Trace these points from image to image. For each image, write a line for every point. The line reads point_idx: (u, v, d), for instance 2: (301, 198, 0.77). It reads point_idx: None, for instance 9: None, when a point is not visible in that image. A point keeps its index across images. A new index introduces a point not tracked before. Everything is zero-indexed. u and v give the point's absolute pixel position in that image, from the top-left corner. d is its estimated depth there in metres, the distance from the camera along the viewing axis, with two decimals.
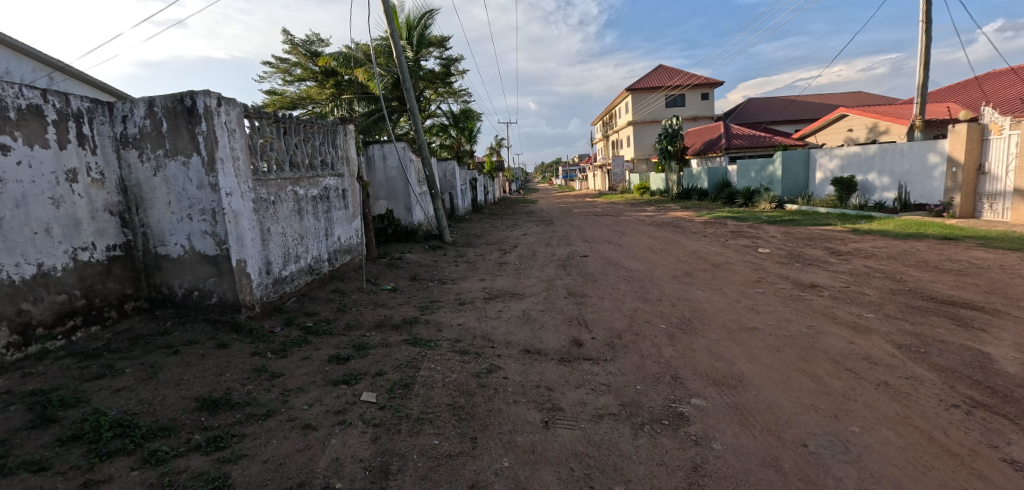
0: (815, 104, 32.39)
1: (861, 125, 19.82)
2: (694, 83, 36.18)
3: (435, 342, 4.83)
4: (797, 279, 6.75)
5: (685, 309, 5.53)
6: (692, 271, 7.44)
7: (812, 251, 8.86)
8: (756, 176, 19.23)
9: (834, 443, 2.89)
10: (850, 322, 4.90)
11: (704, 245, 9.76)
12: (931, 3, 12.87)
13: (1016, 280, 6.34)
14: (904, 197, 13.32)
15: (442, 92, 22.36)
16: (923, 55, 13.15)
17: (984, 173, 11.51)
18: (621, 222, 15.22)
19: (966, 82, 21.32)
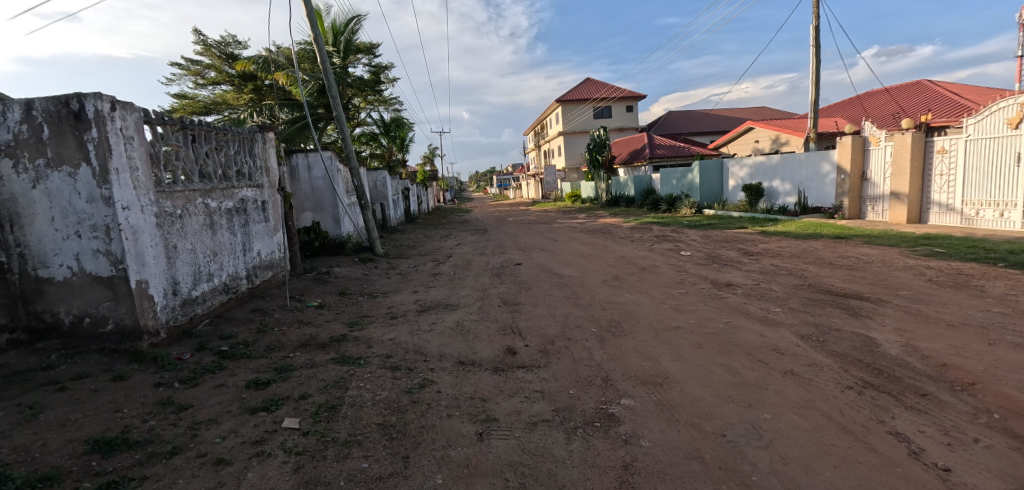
0: (727, 118, 35.02)
1: (766, 137, 21.71)
2: (619, 96, 37.91)
3: (365, 359, 4.64)
4: (715, 279, 7.21)
5: (615, 312, 5.72)
6: (621, 275, 7.73)
7: (728, 252, 9.53)
8: (677, 184, 20.40)
9: (749, 431, 3.09)
10: (761, 317, 5.29)
11: (632, 249, 10.19)
12: (820, 27, 14.38)
13: (896, 272, 7.18)
14: (803, 201, 14.68)
15: (372, 100, 21.80)
16: (815, 74, 14.64)
17: (867, 180, 12.96)
18: (554, 230, 15.55)
19: (850, 99, 24.02)
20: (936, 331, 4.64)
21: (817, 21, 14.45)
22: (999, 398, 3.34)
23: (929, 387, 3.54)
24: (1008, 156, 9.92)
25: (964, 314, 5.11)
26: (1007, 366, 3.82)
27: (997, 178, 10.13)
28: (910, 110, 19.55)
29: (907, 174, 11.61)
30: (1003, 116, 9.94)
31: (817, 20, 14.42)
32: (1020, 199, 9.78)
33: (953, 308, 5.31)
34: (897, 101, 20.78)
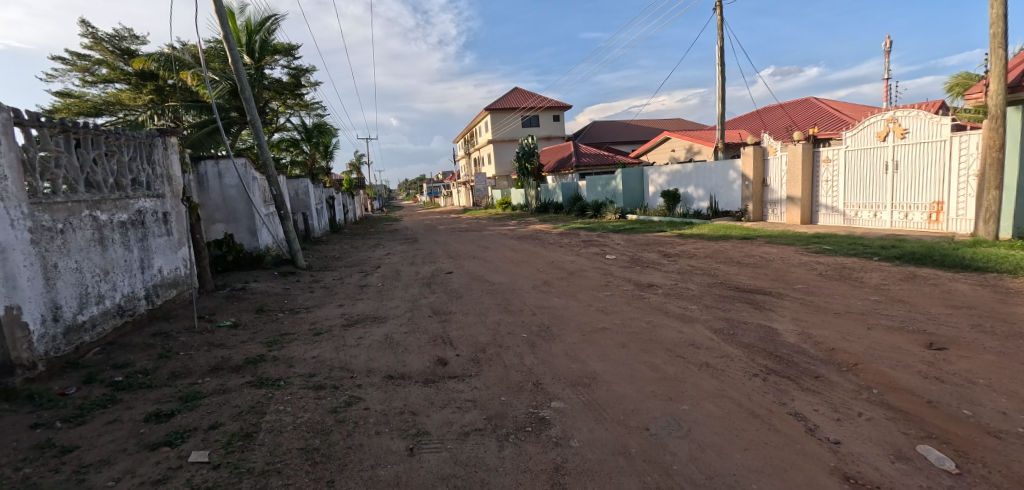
0: (645, 128, 37.02)
1: (681, 146, 23.21)
2: (545, 105, 38.88)
3: (285, 380, 4.36)
4: (638, 280, 7.56)
5: (544, 316, 5.82)
6: (550, 279, 7.89)
7: (650, 254, 10.05)
8: (602, 190, 21.23)
9: (670, 423, 3.25)
10: (679, 314, 5.61)
11: (561, 255, 10.46)
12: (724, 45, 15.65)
13: (794, 268, 7.93)
14: (714, 206, 15.83)
15: (292, 104, 20.72)
16: (721, 88, 15.89)
17: (767, 185, 14.21)
18: (485, 237, 15.58)
19: (751, 114, 26.34)
20: (826, 320, 5.17)
21: (721, 40, 15.74)
22: (877, 375, 3.78)
23: (821, 369, 3.94)
24: (879, 164, 11.31)
25: (849, 304, 5.73)
26: (883, 347, 4.34)
27: (871, 183, 11.51)
28: (801, 125, 21.79)
29: (800, 180, 12.89)
30: (874, 129, 11.34)
31: (721, 39, 15.71)
32: (889, 201, 11.18)
33: (839, 299, 5.94)
34: (790, 116, 23.09)
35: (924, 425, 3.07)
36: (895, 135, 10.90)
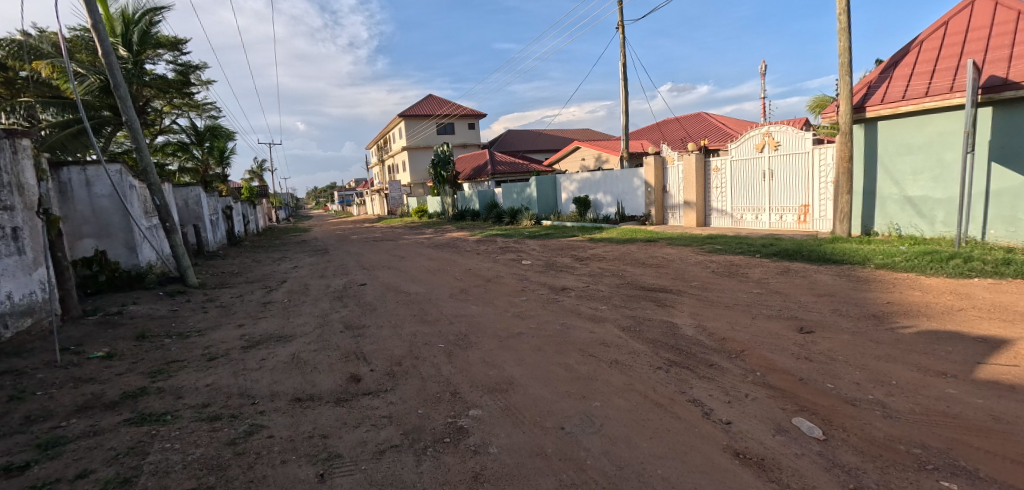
0: (557, 137, 38.33)
1: (590, 155, 24.32)
2: (459, 113, 38.83)
3: (173, 414, 3.92)
4: (552, 284, 7.77)
5: (462, 325, 5.78)
6: (467, 287, 7.85)
7: (563, 259, 10.38)
8: (517, 197, 21.59)
9: (584, 420, 3.37)
10: (590, 315, 5.85)
11: (478, 262, 10.47)
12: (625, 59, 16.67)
13: (691, 267, 8.60)
14: (621, 210, 16.75)
15: (180, 104, 18.77)
16: (624, 100, 16.91)
17: (667, 192, 15.30)
18: (401, 246, 15.19)
19: (651, 126, 28.32)
20: (719, 312, 5.66)
21: (623, 56, 16.75)
22: (760, 359, 4.21)
23: (715, 358, 4.30)
24: (758, 172, 12.65)
25: (737, 297, 6.33)
26: (764, 334, 4.85)
27: (753, 189, 12.83)
28: (694, 138, 23.81)
29: (695, 186, 14.04)
30: (754, 142, 12.66)
31: (623, 55, 16.74)
32: (767, 205, 12.54)
33: (729, 293, 6.54)
34: (685, 130, 25.15)
35: (798, 399, 3.47)
36: (770, 147, 12.27)
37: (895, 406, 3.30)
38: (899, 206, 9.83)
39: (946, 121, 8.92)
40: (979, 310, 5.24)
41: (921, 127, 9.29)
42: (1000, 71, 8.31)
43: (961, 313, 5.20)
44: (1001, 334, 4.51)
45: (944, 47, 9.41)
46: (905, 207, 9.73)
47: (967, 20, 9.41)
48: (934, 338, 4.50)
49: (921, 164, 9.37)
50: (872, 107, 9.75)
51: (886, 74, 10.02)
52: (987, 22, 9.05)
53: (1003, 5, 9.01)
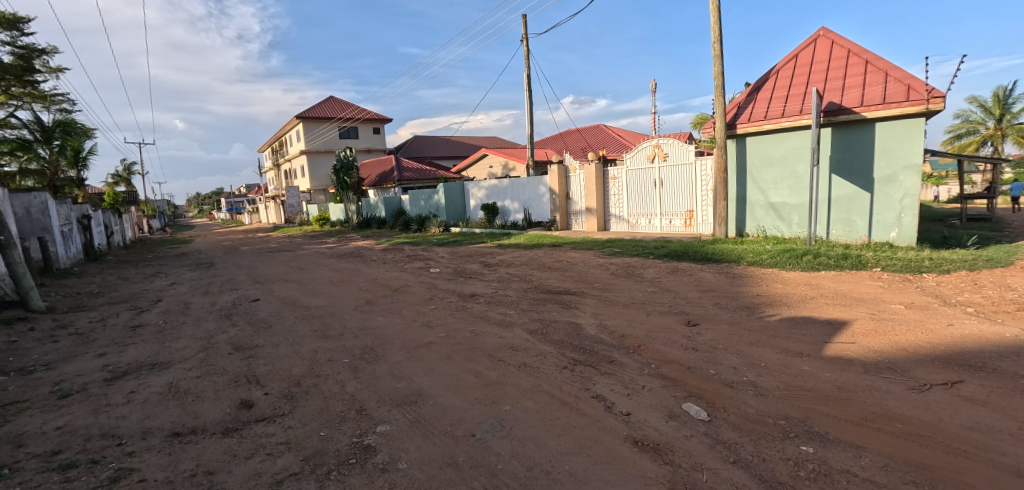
0: (464, 144, 38.44)
1: (498, 163, 24.70)
2: (362, 117, 37.41)
3: (13, 466, 3.32)
4: (461, 291, 7.76)
5: (368, 338, 5.56)
6: (373, 298, 7.57)
7: (472, 265, 10.42)
8: (424, 205, 21.26)
9: (494, 425, 3.41)
10: (499, 320, 5.93)
11: (384, 271, 10.14)
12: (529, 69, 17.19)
13: (594, 269, 9.06)
14: (528, 216, 17.19)
15: (20, 95, 16.01)
16: (529, 110, 17.41)
17: (570, 199, 15.99)
18: (299, 256, 14.25)
19: (555, 136, 29.49)
20: (618, 311, 6.03)
21: (527, 68, 17.27)
22: (654, 353, 4.56)
23: (615, 354, 4.58)
24: (650, 180, 13.68)
25: (633, 296, 6.79)
26: (657, 328, 5.26)
27: (646, 196, 13.83)
28: (595, 148, 25.19)
29: (595, 193, 14.82)
30: (646, 153, 13.67)
31: (527, 67, 17.26)
32: (658, 210, 13.60)
33: (627, 293, 6.99)
34: (586, 140, 26.53)
35: (686, 386, 3.80)
36: (660, 158, 13.34)
37: (764, 385, 3.75)
38: (764, 211, 11.18)
39: (798, 138, 10.36)
40: (827, 298, 6.13)
41: (780, 143, 10.68)
42: (836, 99, 9.86)
43: (813, 301, 6.04)
44: (842, 317, 5.32)
45: (795, 74, 10.89)
46: (769, 212, 11.10)
47: (812, 52, 10.97)
48: (794, 324, 5.18)
49: (781, 175, 10.75)
50: (742, 124, 11.01)
51: (752, 95, 11.35)
52: (826, 56, 10.64)
53: (838, 42, 10.65)
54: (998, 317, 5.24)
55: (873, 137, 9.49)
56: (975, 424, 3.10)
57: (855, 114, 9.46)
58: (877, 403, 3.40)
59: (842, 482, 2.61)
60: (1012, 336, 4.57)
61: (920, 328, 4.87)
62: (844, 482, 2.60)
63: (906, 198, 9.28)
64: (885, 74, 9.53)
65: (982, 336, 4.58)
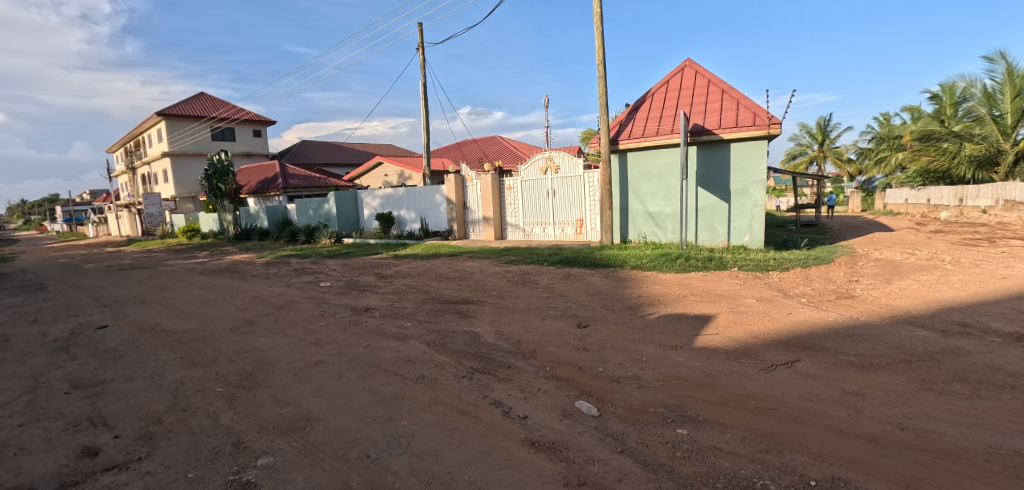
0: (357, 151, 36.91)
1: (393, 172, 24.10)
2: (240, 117, 34.17)
3: None
4: (354, 305, 7.40)
5: (246, 361, 5.04)
6: (252, 318, 6.90)
7: (366, 277, 10.01)
8: (313, 214, 19.99)
9: (390, 443, 3.28)
10: (394, 334, 5.75)
11: (266, 287, 9.34)
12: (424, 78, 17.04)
13: (491, 277, 9.18)
14: (425, 226, 16.96)
15: None
16: (425, 119, 17.24)
17: (467, 208, 16.06)
18: (161, 274, 12.58)
19: (451, 145, 29.52)
20: (514, 318, 6.18)
21: (423, 76, 17.10)
22: (548, 355, 4.74)
23: (511, 360, 4.68)
24: (544, 191, 14.24)
25: (529, 302, 7.01)
26: (551, 332, 5.48)
27: (539, 205, 14.37)
28: (491, 158, 25.65)
29: (492, 203, 15.07)
30: (539, 165, 14.21)
31: (423, 75, 17.09)
32: (551, 219, 14.20)
33: (523, 299, 7.20)
34: (483, 151, 26.94)
35: (578, 385, 4.01)
36: (551, 170, 13.96)
37: (646, 378, 4.08)
38: (644, 219, 12.20)
39: (670, 154, 11.50)
40: (696, 296, 6.86)
41: (656, 158, 11.75)
42: (699, 121, 11.13)
43: (686, 299, 6.73)
44: (708, 312, 6.00)
45: (667, 97, 12.08)
46: (648, 220, 12.13)
47: (680, 79, 12.25)
48: (670, 320, 5.72)
49: (657, 187, 11.83)
50: (623, 140, 11.92)
51: (631, 115, 12.37)
52: (691, 83, 11.96)
53: (700, 72, 12.03)
54: (824, 305, 6.28)
55: (729, 155, 10.83)
56: (809, 394, 3.67)
57: (714, 135, 10.74)
58: (736, 385, 3.88)
59: (710, 456, 2.93)
60: (834, 320, 5.50)
61: (768, 317, 5.66)
62: (712, 457, 2.92)
63: (755, 207, 10.70)
64: (738, 101, 10.99)
65: (813, 321, 5.46)
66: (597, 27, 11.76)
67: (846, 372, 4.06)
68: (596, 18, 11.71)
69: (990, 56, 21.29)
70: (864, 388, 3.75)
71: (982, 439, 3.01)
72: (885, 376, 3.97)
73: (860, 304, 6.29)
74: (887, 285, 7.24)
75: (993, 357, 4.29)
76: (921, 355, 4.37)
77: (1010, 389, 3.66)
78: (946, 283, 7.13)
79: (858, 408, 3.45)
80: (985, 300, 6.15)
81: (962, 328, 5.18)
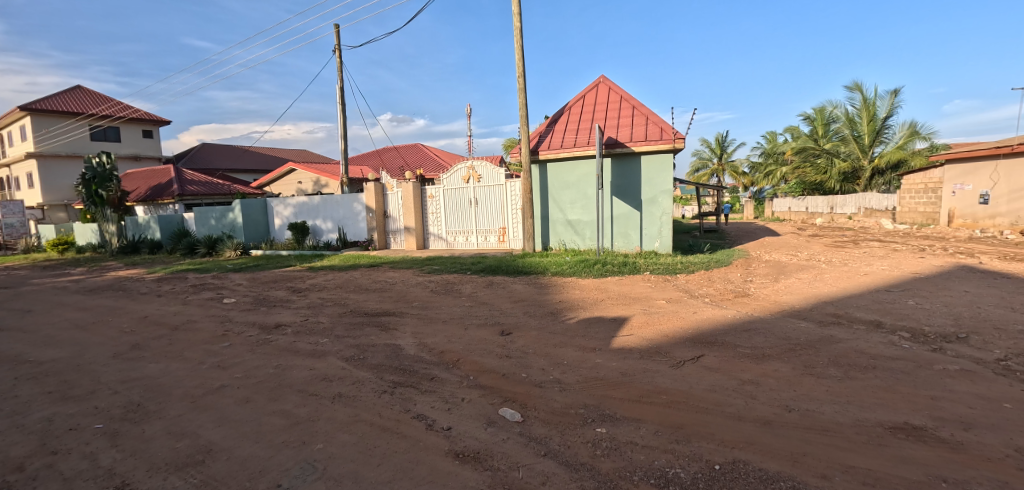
0: (266, 157, 34.68)
1: (307, 179, 22.93)
2: (127, 116, 30.71)
3: None
4: (263, 323, 6.88)
5: (133, 391, 4.48)
6: (141, 342, 6.18)
7: (277, 292, 9.39)
8: (215, 225, 18.43)
9: (304, 467, 3.07)
10: (309, 352, 5.43)
11: (159, 306, 8.43)
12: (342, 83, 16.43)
13: (412, 288, 9.00)
14: (343, 236, 16.28)
15: None
16: (342, 124, 16.60)
17: (387, 218, 15.64)
18: (25, 295, 10.91)
19: (370, 153, 28.69)
20: (437, 329, 6.09)
21: (340, 81, 16.48)
22: (472, 364, 4.73)
23: (434, 371, 4.60)
24: (466, 200, 14.23)
25: (452, 312, 6.96)
26: (474, 341, 5.46)
27: (462, 214, 14.33)
28: (412, 166, 25.27)
29: (413, 212, 14.79)
30: (461, 174, 14.19)
31: (340, 80, 16.47)
32: (474, 227, 14.21)
33: (446, 309, 7.13)
34: (404, 159, 26.47)
35: (502, 393, 4.03)
36: (473, 179, 13.99)
37: (566, 381, 4.20)
38: (563, 227, 12.58)
39: (587, 165, 12.00)
40: (612, 299, 7.19)
41: (574, 169, 12.20)
42: (613, 134, 11.75)
43: (603, 302, 7.05)
44: (623, 315, 6.30)
45: (583, 111, 12.62)
46: (567, 228, 12.53)
47: (595, 94, 12.87)
48: (588, 324, 5.94)
49: (575, 196, 12.28)
50: (543, 151, 12.26)
51: (550, 126, 12.78)
52: (606, 98, 12.61)
53: (613, 88, 12.72)
54: (724, 303, 6.85)
55: (640, 166, 11.50)
56: (712, 386, 3.97)
57: (627, 148, 11.38)
58: (649, 382, 4.10)
59: (628, 451, 3.06)
60: (732, 317, 6.02)
61: (676, 316, 6.07)
62: (629, 452, 3.06)
63: (664, 215, 11.45)
64: (647, 117, 11.77)
65: (715, 319, 5.93)
66: (517, 39, 12.03)
67: (743, 363, 4.45)
68: (516, 31, 11.98)
69: (850, 86, 24.54)
70: (757, 377, 4.12)
71: (853, 414, 3.43)
72: (775, 364, 4.40)
73: (754, 301, 6.93)
74: (776, 283, 8.06)
75: (858, 342, 4.93)
76: (803, 344, 4.90)
77: (872, 369, 4.22)
78: (822, 280, 8.08)
79: (753, 395, 3.78)
80: (852, 293, 7.05)
81: (835, 318, 5.90)
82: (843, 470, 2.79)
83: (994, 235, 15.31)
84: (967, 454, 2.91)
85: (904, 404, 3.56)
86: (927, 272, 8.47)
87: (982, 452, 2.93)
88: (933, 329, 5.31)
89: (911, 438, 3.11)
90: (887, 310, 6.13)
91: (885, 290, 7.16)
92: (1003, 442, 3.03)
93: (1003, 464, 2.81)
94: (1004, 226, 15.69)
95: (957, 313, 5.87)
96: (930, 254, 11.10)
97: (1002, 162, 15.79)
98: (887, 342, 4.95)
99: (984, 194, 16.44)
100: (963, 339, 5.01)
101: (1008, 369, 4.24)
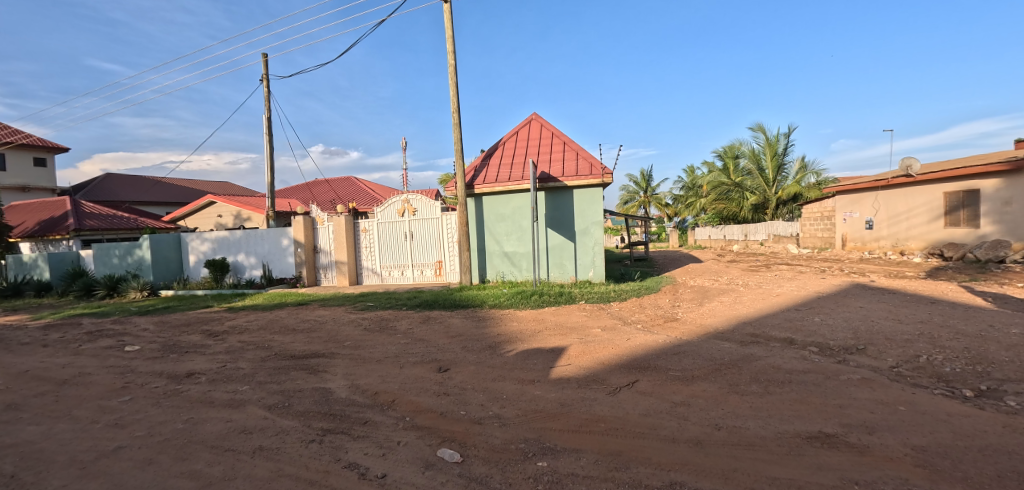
0: (181, 188, 32.35)
1: (228, 212, 21.58)
2: (14, 142, 27.57)
3: None
4: (172, 372, 6.23)
5: (4, 461, 3.84)
6: (19, 401, 5.38)
7: (191, 336, 8.60)
8: (119, 262, 16.74)
9: None
10: (226, 401, 4.97)
11: (45, 358, 7.41)
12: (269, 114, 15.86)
13: (343, 326, 8.57)
14: (268, 272, 15.36)
15: None
16: (269, 158, 15.89)
17: (317, 252, 14.93)
18: None
19: (299, 186, 27.58)
20: (371, 369, 5.79)
21: (268, 112, 15.86)
22: (408, 404, 4.54)
23: (368, 415, 4.36)
24: (401, 233, 13.95)
25: (386, 350, 6.67)
26: (409, 380, 5.25)
27: (397, 248, 14.01)
28: (343, 200, 24.49)
29: (346, 246, 14.25)
30: (395, 207, 13.94)
31: (268, 111, 15.86)
32: (410, 261, 13.92)
33: (380, 348, 6.79)
34: (335, 192, 25.65)
35: (439, 432, 3.88)
36: (408, 212, 13.79)
37: (506, 415, 4.12)
38: (500, 259, 12.64)
39: (522, 199, 12.25)
40: (551, 330, 7.22)
41: (508, 202, 12.38)
42: (546, 169, 12.11)
43: (542, 333, 7.05)
44: (561, 345, 6.34)
45: (517, 147, 12.96)
46: (504, 260, 12.59)
47: (528, 130, 13.28)
48: (527, 355, 5.91)
49: (510, 229, 12.42)
50: (479, 185, 12.33)
51: (485, 161, 12.97)
52: (538, 135, 13.06)
53: (545, 125, 13.21)
54: (656, 329, 7.07)
55: (573, 200, 11.88)
56: (646, 410, 4.05)
57: (560, 182, 11.72)
58: (588, 410, 4.12)
59: (568, 484, 3.02)
60: (663, 341, 6.23)
61: (612, 344, 6.17)
62: (570, 484, 3.02)
63: (596, 245, 11.85)
64: (576, 153, 12.30)
65: (647, 344, 6.11)
66: (452, 77, 12.24)
67: (673, 386, 4.60)
68: (450, 69, 12.20)
69: (755, 126, 27.26)
70: (688, 398, 4.27)
71: (774, 427, 3.62)
72: (703, 385, 4.58)
73: (682, 325, 7.24)
74: (701, 307, 8.50)
75: (775, 359, 5.26)
76: (727, 364, 5.16)
77: (788, 383, 4.51)
78: (740, 302, 8.62)
79: (685, 416, 3.90)
80: (767, 313, 7.57)
81: (754, 337, 6.27)
82: (768, 482, 2.91)
83: (880, 256, 17.17)
84: (872, 456, 3.15)
85: (817, 414, 3.82)
86: (829, 291, 9.29)
87: (884, 453, 3.18)
88: (836, 343, 5.79)
89: (825, 445, 3.32)
90: (797, 327, 6.62)
91: (794, 308, 7.76)
92: (900, 442, 3.31)
93: (903, 461, 3.06)
94: (887, 247, 17.60)
95: (855, 326, 6.46)
96: (830, 275, 12.22)
97: (881, 192, 17.92)
98: (800, 357, 5.32)
99: (868, 220, 18.49)
100: (862, 350, 5.51)
101: (901, 375, 4.68)
